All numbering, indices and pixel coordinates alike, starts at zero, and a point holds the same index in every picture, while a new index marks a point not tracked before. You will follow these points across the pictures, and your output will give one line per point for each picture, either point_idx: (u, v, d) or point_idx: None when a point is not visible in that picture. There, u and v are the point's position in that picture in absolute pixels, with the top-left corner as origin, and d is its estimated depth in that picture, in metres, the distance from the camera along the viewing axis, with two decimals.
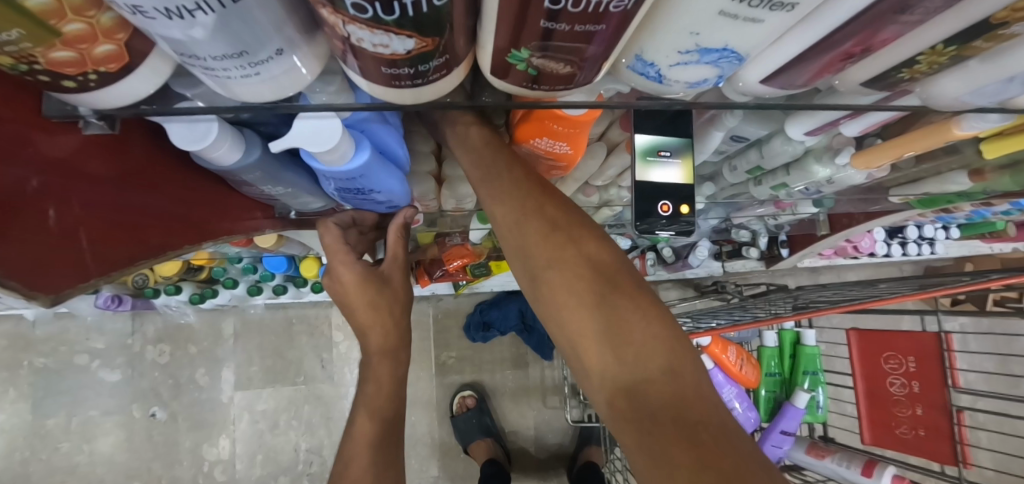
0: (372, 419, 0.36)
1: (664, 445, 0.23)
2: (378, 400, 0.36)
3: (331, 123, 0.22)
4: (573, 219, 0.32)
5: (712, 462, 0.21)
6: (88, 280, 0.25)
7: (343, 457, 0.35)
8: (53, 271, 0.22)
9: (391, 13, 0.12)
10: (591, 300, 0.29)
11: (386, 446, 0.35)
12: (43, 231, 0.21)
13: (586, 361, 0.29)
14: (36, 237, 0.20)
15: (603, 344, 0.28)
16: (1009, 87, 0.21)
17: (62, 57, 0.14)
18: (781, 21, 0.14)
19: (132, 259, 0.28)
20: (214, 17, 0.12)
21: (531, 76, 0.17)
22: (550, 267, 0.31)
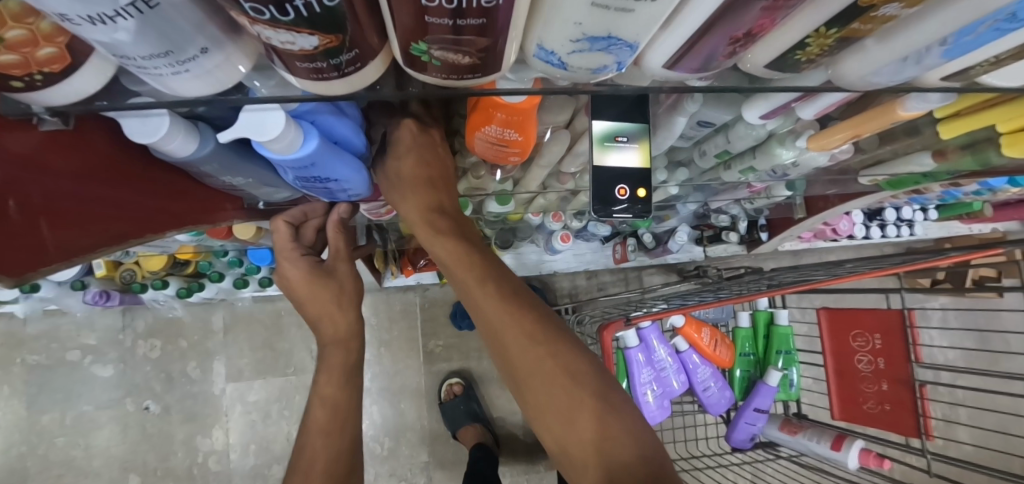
0: (325, 404, 0.38)
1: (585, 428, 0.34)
2: (332, 385, 0.38)
3: (274, 114, 0.24)
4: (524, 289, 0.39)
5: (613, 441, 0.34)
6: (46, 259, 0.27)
7: (300, 439, 0.37)
8: (2, 251, 0.24)
9: (286, 14, 0.13)
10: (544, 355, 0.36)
11: (339, 430, 0.37)
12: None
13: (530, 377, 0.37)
14: None
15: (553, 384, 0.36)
16: (908, 68, 0.22)
17: (8, 60, 0.16)
18: (651, 12, 0.15)
19: (91, 245, 0.30)
20: (135, 22, 0.14)
21: (443, 67, 0.19)
22: (519, 350, 0.36)
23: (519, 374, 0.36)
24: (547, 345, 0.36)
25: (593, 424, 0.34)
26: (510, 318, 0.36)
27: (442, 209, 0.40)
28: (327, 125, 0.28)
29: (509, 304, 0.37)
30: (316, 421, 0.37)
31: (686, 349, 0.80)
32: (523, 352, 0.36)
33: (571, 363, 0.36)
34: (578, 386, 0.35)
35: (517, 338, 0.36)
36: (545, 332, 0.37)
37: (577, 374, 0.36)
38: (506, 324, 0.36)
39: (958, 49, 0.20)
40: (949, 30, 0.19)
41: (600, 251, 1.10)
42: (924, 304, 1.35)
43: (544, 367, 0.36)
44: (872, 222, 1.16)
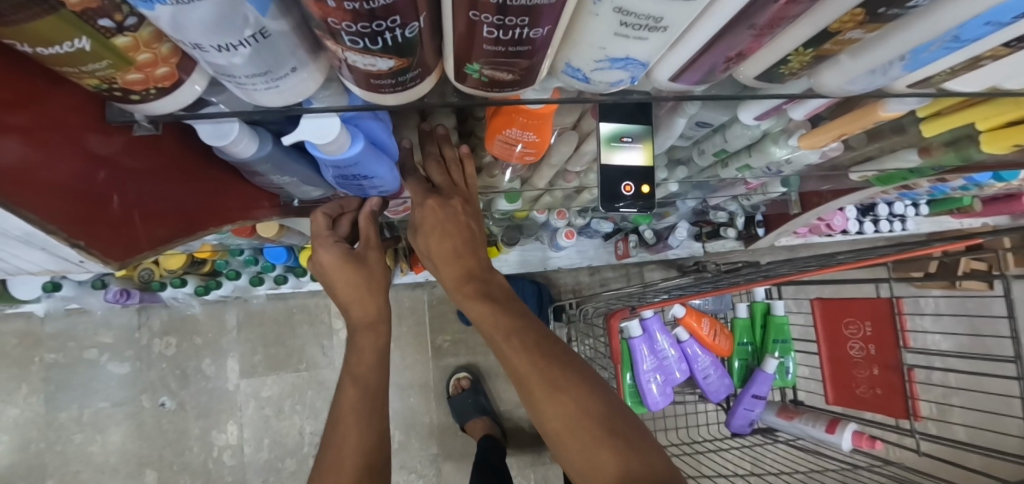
0: (355, 384, 0.41)
1: (595, 444, 0.36)
2: (363, 366, 0.42)
3: (330, 120, 0.27)
4: (520, 312, 0.42)
5: (623, 448, 0.36)
6: (141, 252, 0.30)
7: (333, 415, 0.40)
8: (114, 243, 0.27)
9: (376, 43, 0.17)
10: (544, 372, 0.39)
11: (370, 406, 0.40)
12: (107, 212, 0.26)
13: (537, 402, 0.38)
14: (102, 215, 0.26)
15: (556, 402, 0.38)
16: (877, 78, 0.26)
17: (134, 78, 0.19)
18: (662, 38, 0.19)
19: (173, 239, 0.33)
20: (251, 49, 0.17)
21: (486, 82, 0.22)
22: (550, 406, 0.38)
23: (525, 391, 0.39)
24: (546, 363, 0.39)
25: (615, 460, 0.35)
26: (538, 373, 0.38)
27: (463, 252, 0.45)
28: (368, 127, 0.32)
29: (537, 359, 0.39)
30: (347, 398, 0.40)
31: (687, 338, 0.83)
32: (526, 368, 0.39)
33: (601, 413, 0.38)
34: (610, 437, 0.36)
35: (546, 393, 0.38)
36: (575, 385, 0.38)
37: (607, 424, 0.37)
38: (535, 380, 0.38)
39: (917, 63, 0.24)
40: (906, 48, 0.22)
41: (602, 247, 1.14)
42: (917, 296, 1.39)
43: (547, 387, 0.38)
44: (865, 217, 1.20)
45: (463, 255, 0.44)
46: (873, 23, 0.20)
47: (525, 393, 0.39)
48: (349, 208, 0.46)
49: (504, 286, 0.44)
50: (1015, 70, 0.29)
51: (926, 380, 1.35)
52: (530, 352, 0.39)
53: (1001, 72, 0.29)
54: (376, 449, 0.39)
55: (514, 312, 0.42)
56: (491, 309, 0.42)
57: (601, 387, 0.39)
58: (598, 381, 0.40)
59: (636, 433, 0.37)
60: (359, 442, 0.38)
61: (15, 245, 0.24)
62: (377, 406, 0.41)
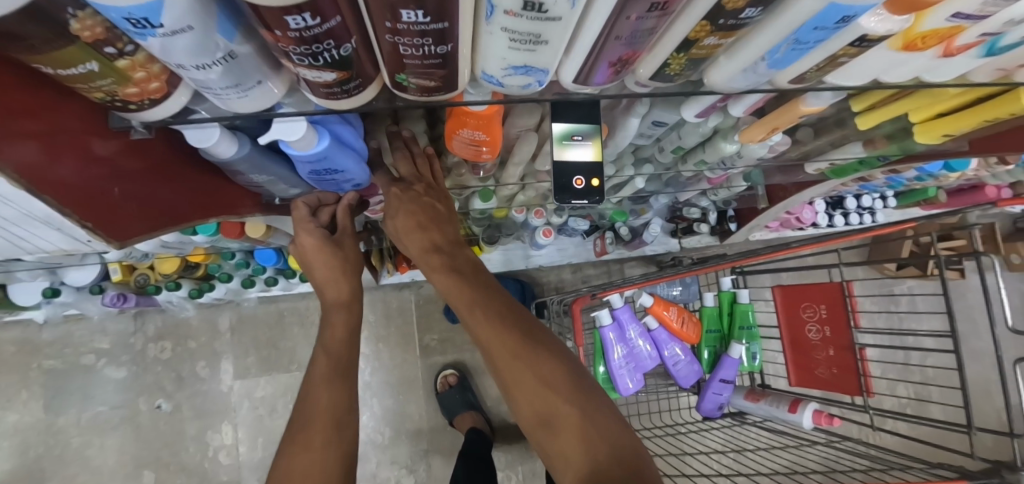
0: (326, 356, 0.46)
1: (553, 410, 0.40)
2: (333, 341, 0.47)
3: (299, 124, 0.32)
4: (485, 286, 0.45)
5: (578, 413, 0.40)
6: (142, 234, 0.34)
7: (307, 386, 0.44)
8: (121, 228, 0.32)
9: (318, 61, 0.22)
10: (506, 343, 0.42)
11: (337, 374, 0.45)
12: (109, 200, 0.30)
13: (501, 371, 0.42)
14: (109, 204, 0.31)
15: (518, 371, 0.41)
16: (753, 76, 0.31)
17: (132, 91, 0.24)
18: (548, 49, 0.24)
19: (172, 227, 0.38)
20: (222, 67, 0.22)
21: (419, 89, 0.27)
22: (511, 373, 0.41)
23: (491, 359, 0.43)
24: (509, 334, 0.42)
25: (571, 425, 0.39)
26: (500, 343, 0.42)
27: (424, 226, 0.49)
28: (335, 128, 0.36)
29: (500, 330, 0.42)
30: (322, 369, 0.45)
31: (656, 326, 0.87)
32: (491, 339, 0.42)
33: (559, 382, 0.41)
34: (565, 402, 0.40)
35: (509, 363, 0.42)
36: (535, 354, 0.42)
37: (564, 390, 0.41)
38: (498, 351, 0.42)
39: (778, 62, 0.29)
40: (762, 48, 0.27)
41: (582, 245, 1.18)
42: (892, 287, 1.44)
43: (509, 358, 0.42)
44: (834, 211, 1.24)
45: (429, 228, 0.49)
46: (721, 32, 0.25)
47: (490, 361, 0.43)
48: (328, 201, 0.49)
49: (470, 257, 0.49)
50: (880, 65, 0.34)
51: (902, 368, 1.39)
52: (494, 322, 0.43)
53: (869, 66, 0.34)
54: (346, 411, 0.43)
55: (479, 286, 0.45)
56: (457, 284, 0.46)
57: (561, 355, 0.43)
58: (557, 348, 0.43)
59: (589, 400, 0.41)
60: (325, 405, 0.42)
61: (37, 226, 0.29)
62: (348, 374, 0.46)
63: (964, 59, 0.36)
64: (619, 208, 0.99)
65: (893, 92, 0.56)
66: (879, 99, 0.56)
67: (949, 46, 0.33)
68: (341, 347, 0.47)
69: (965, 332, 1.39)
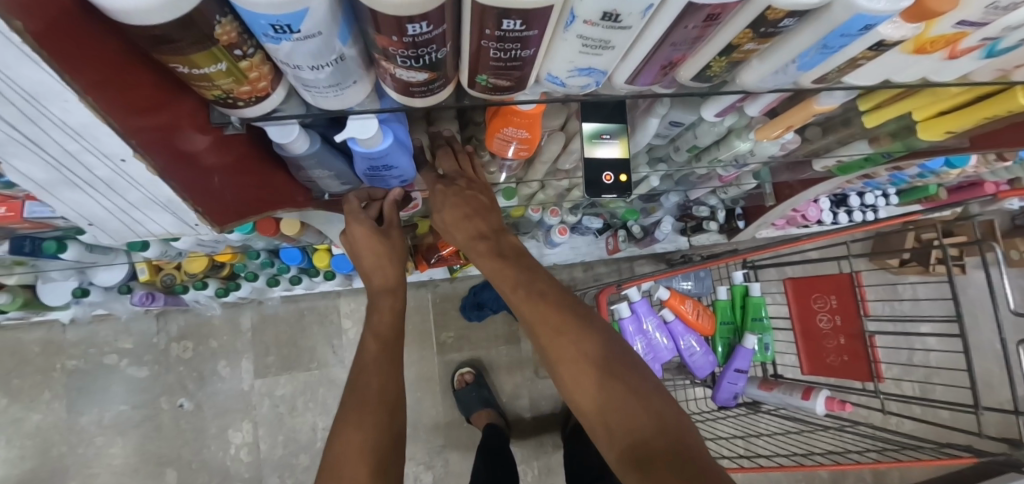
0: (376, 340, 0.48)
1: (593, 383, 0.43)
2: (381, 326, 0.49)
3: (371, 121, 0.35)
4: (529, 268, 0.49)
5: (617, 386, 0.42)
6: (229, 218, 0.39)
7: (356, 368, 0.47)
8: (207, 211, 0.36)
9: (417, 62, 0.25)
10: (550, 319, 0.46)
11: (386, 357, 0.47)
12: (209, 186, 0.35)
13: (544, 345, 0.46)
14: (200, 190, 0.34)
15: (561, 345, 0.45)
16: (782, 76, 0.34)
17: (244, 90, 0.27)
18: (613, 53, 0.27)
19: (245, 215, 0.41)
20: (332, 68, 0.25)
21: (491, 88, 0.30)
22: (555, 348, 0.45)
23: (535, 334, 0.46)
24: (552, 311, 0.46)
25: (610, 396, 0.42)
26: (545, 320, 0.46)
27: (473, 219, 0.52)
28: (395, 126, 0.40)
29: (544, 307, 0.46)
30: (373, 351, 0.47)
31: (672, 318, 0.90)
32: (535, 315, 0.46)
33: (599, 357, 0.44)
34: (607, 375, 0.43)
35: (552, 337, 0.45)
36: (578, 331, 0.45)
37: (606, 365, 0.44)
38: (541, 326, 0.46)
39: (806, 65, 0.32)
40: (793, 52, 0.31)
41: (594, 243, 1.22)
42: (895, 283, 1.47)
43: (552, 332, 0.45)
44: (838, 209, 1.28)
45: (477, 216, 0.52)
46: (761, 38, 0.28)
47: (534, 335, 0.47)
48: (377, 196, 0.53)
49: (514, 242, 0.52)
50: (892, 66, 0.37)
51: (907, 361, 1.42)
52: (539, 301, 0.47)
53: (883, 68, 0.38)
54: (396, 393, 0.45)
55: (525, 268, 0.49)
56: (502, 266, 0.50)
57: (604, 332, 0.46)
58: (598, 325, 0.46)
59: (630, 374, 0.43)
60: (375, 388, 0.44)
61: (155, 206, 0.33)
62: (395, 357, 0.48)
63: (966, 62, 0.40)
64: (631, 207, 1.02)
65: (896, 93, 0.60)
66: (883, 99, 0.60)
67: (953, 49, 0.37)
68: (389, 332, 0.49)
69: (967, 325, 1.42)
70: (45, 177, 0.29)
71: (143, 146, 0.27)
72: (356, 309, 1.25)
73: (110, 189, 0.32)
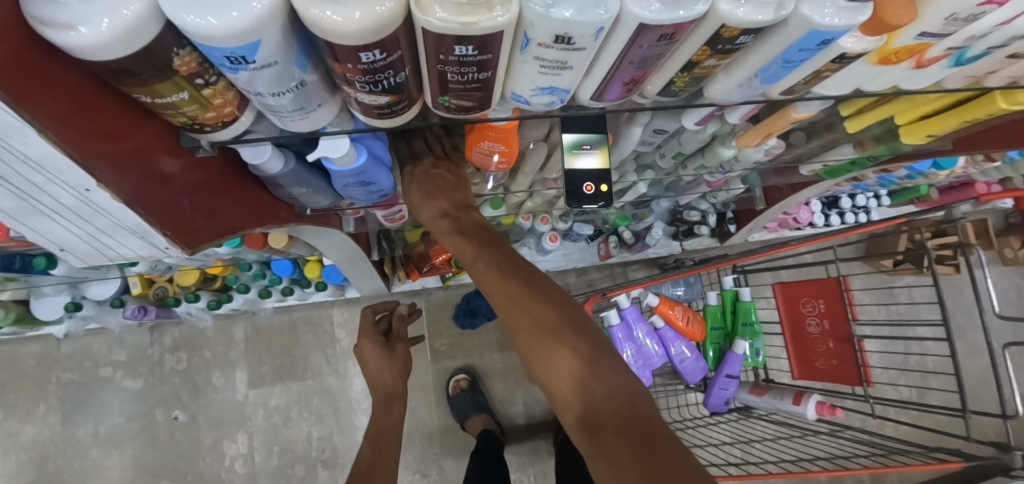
0: (372, 445, 0.65)
1: (551, 351, 0.42)
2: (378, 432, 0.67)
3: (343, 141, 0.35)
4: (491, 244, 0.49)
5: (576, 353, 0.41)
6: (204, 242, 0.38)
7: None
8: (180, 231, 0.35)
9: (376, 87, 0.25)
10: (505, 286, 0.45)
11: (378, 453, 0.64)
12: (178, 209, 0.34)
13: (502, 315, 0.45)
14: (170, 211, 0.34)
15: (516, 311, 0.43)
16: (748, 90, 0.34)
17: (210, 115, 0.28)
18: (572, 73, 0.27)
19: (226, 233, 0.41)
20: (293, 94, 0.26)
21: (456, 107, 0.30)
22: (513, 317, 0.44)
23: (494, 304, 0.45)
24: (508, 281, 0.45)
25: (570, 364, 0.40)
26: (501, 290, 0.45)
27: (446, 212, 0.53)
28: (369, 144, 0.40)
29: (501, 276, 0.45)
30: (368, 452, 0.64)
31: (662, 324, 0.91)
32: (492, 284, 0.45)
33: (557, 323, 0.42)
34: (572, 341, 0.41)
35: (509, 306, 0.44)
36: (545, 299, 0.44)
37: (570, 334, 0.42)
38: (498, 296, 0.45)
39: (770, 78, 0.32)
40: (754, 67, 0.31)
41: (586, 249, 1.22)
42: (890, 284, 1.47)
43: (508, 301, 0.44)
44: (830, 211, 1.28)
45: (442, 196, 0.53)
46: (720, 54, 0.28)
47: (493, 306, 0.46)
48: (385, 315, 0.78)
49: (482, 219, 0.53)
50: (861, 76, 0.37)
51: (903, 362, 1.42)
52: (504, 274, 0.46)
53: (850, 79, 0.38)
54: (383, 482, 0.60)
55: (487, 243, 0.49)
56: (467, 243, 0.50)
57: (562, 299, 0.44)
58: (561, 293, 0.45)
59: (588, 336, 0.42)
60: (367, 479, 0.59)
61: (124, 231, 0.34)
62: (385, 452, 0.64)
63: (936, 69, 0.39)
64: (622, 213, 1.03)
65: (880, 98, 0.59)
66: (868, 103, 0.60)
67: (920, 59, 0.37)
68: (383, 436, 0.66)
69: (963, 326, 1.42)
70: (15, 207, 0.30)
71: (108, 176, 0.27)
72: (350, 318, 1.25)
73: (79, 217, 0.32)
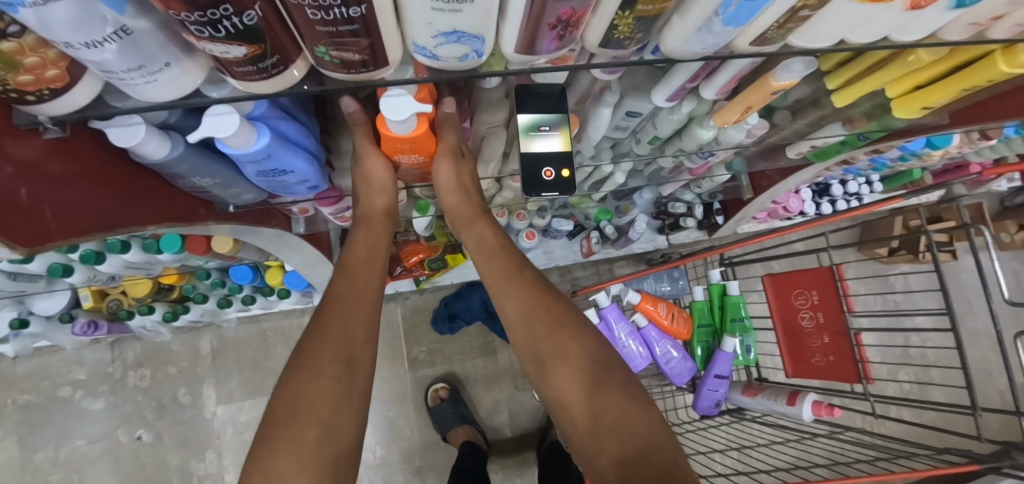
0: None
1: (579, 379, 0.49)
2: None
3: (230, 116, 0.30)
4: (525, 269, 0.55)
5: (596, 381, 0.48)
6: (55, 242, 0.30)
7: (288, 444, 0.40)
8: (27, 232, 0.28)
9: (219, 31, 0.20)
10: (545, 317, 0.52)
11: None
12: (13, 203, 0.27)
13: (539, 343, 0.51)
14: (12, 208, 0.26)
15: (552, 339, 0.51)
16: (710, 37, 0.29)
17: (25, 79, 0.22)
18: (474, 9, 0.21)
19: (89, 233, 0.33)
20: (117, 45, 0.20)
21: (342, 64, 0.24)
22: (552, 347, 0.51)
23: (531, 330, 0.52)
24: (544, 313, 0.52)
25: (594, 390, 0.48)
26: (537, 321, 0.52)
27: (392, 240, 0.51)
28: (275, 123, 0.34)
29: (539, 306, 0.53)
30: None
31: (645, 323, 0.85)
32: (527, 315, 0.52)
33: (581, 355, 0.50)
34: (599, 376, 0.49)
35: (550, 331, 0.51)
36: (575, 334, 0.51)
37: (593, 368, 0.49)
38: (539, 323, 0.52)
39: (733, 18, 0.26)
40: (714, 2, 0.25)
41: (568, 246, 1.16)
42: (885, 273, 1.42)
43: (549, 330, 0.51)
44: (821, 198, 1.23)
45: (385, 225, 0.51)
46: None
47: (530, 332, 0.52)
48: None
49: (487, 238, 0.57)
50: (847, 22, 0.32)
51: (902, 354, 1.37)
52: (539, 303, 0.53)
53: (835, 24, 0.32)
54: None
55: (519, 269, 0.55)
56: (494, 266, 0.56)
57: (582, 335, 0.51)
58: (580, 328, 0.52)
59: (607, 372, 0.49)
60: None
61: None
62: None
63: (934, 13, 0.34)
64: (603, 206, 0.99)
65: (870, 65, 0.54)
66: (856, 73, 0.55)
67: None
68: None
69: (961, 312, 1.37)
70: None
71: None
72: None
73: None
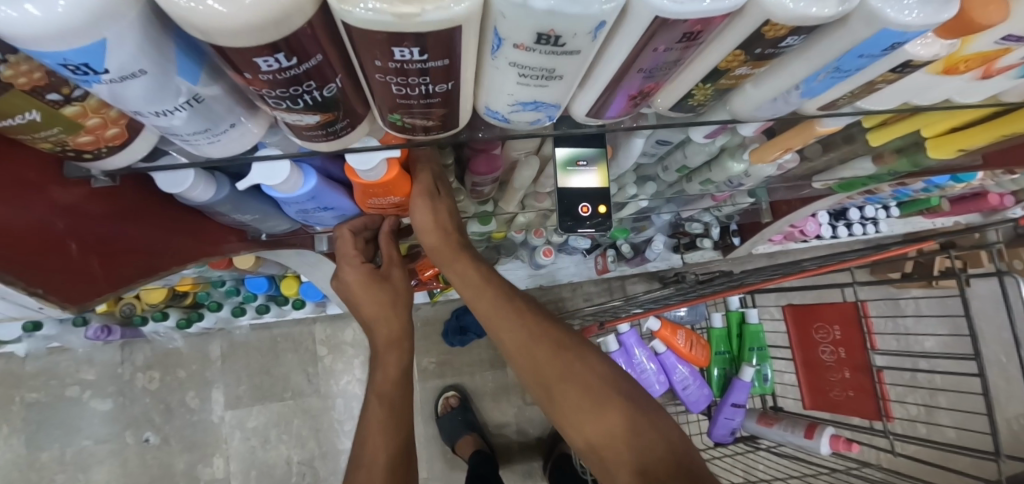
0: None
1: (578, 401, 0.42)
2: None
3: (282, 164, 0.29)
4: (516, 292, 0.48)
5: (605, 398, 0.41)
6: (102, 293, 0.30)
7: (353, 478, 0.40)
8: (78, 284, 0.28)
9: (297, 103, 0.19)
10: (546, 341, 0.45)
11: None
12: (66, 257, 0.27)
13: (538, 366, 0.44)
14: (62, 261, 0.26)
15: (553, 361, 0.44)
16: (780, 105, 0.28)
17: (84, 140, 0.21)
18: (561, 84, 0.20)
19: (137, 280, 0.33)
20: (187, 112, 0.19)
21: (410, 128, 0.24)
22: (553, 368, 0.43)
23: (527, 356, 0.44)
24: (539, 336, 0.45)
25: (603, 408, 0.41)
26: (530, 348, 0.44)
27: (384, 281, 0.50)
28: (321, 166, 0.34)
29: (535, 327, 0.45)
30: None
31: (664, 351, 0.85)
32: (521, 340, 0.45)
33: (588, 374, 0.43)
34: (611, 396, 0.42)
35: (551, 352, 0.44)
36: (578, 351, 0.45)
37: (619, 400, 0.41)
38: (539, 347, 0.44)
39: (812, 91, 0.26)
40: (795, 77, 0.24)
41: (583, 263, 1.15)
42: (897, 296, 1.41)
43: (551, 350, 0.44)
44: (838, 222, 1.21)
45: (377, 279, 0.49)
46: (756, 61, 0.22)
47: (526, 359, 0.44)
48: None
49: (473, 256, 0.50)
50: (914, 89, 0.31)
51: (911, 379, 1.37)
52: (532, 325, 0.45)
53: (903, 91, 0.31)
54: None
55: (509, 291, 0.48)
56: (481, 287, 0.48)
57: (584, 353, 0.45)
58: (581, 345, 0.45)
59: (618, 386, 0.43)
60: None
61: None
62: None
63: (1002, 80, 0.33)
64: (621, 226, 0.97)
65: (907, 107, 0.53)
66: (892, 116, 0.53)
67: (988, 68, 0.30)
68: None
69: None
70: None
71: None
72: (332, 334, 1.19)
73: None
